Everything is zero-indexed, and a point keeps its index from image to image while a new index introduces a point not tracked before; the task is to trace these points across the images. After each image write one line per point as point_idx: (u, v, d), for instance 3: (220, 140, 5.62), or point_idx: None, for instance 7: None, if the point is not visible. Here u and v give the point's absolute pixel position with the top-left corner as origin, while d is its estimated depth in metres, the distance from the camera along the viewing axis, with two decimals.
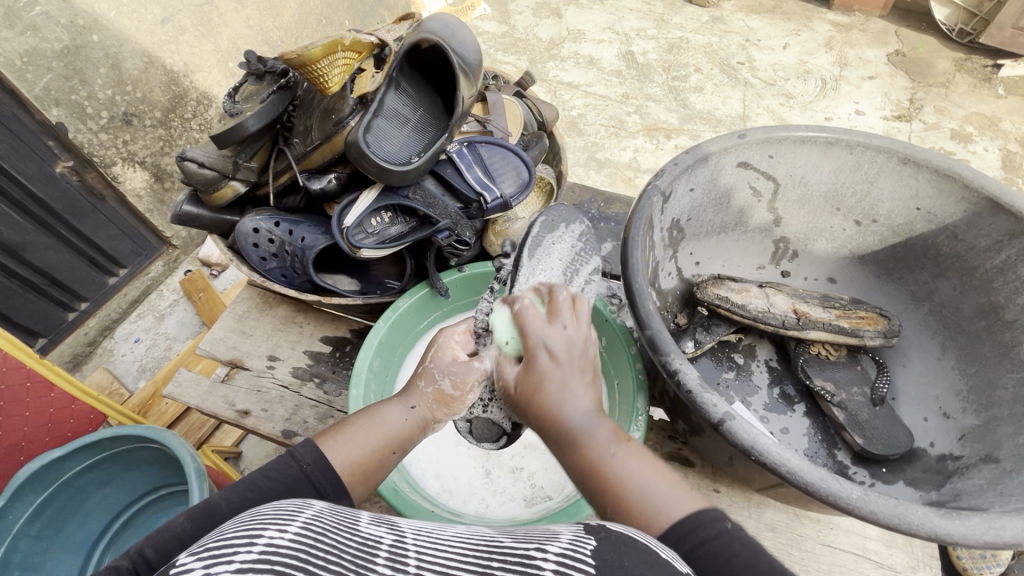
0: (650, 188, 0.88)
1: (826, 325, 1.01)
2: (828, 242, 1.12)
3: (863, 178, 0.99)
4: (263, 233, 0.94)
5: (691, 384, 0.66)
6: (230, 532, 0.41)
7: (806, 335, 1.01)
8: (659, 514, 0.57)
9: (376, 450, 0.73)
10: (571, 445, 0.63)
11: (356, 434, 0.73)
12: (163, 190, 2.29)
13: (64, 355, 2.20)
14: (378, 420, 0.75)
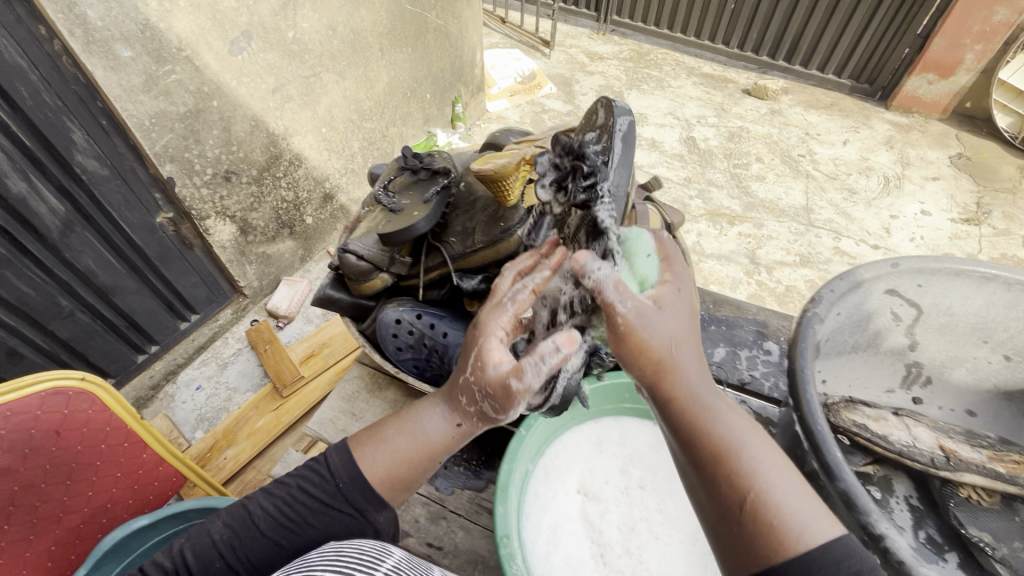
0: (809, 315, 0.88)
1: (980, 469, 0.94)
2: (968, 374, 1.08)
3: (1018, 316, 0.96)
4: (404, 324, 0.95)
5: (904, 555, 0.63)
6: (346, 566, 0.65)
7: (960, 477, 0.94)
8: (798, 534, 0.60)
9: (420, 461, 0.84)
10: (702, 432, 0.69)
11: (387, 448, 0.84)
12: (246, 242, 2.36)
13: (127, 397, 2.21)
14: (417, 432, 0.85)
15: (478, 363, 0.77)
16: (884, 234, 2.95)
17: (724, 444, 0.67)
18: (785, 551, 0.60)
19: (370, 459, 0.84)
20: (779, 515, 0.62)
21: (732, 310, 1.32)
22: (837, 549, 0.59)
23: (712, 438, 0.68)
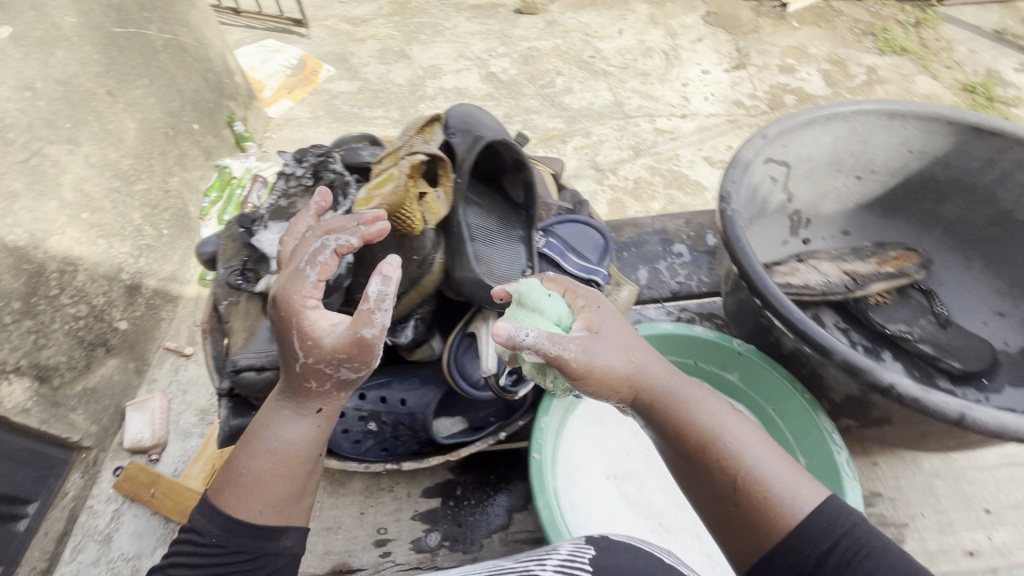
0: (728, 214, 0.88)
1: (878, 276, 1.08)
2: (835, 201, 1.20)
3: (858, 140, 1.09)
4: (351, 414, 0.79)
5: (915, 393, 0.66)
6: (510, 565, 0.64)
7: (869, 290, 1.07)
8: (790, 504, 0.57)
9: (297, 468, 0.64)
10: (690, 417, 0.64)
11: (258, 480, 0.62)
12: None
13: None
14: (270, 441, 0.63)
15: (308, 339, 0.61)
16: (685, 103, 3.26)
17: (660, 384, 0.68)
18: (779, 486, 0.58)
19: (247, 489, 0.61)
20: (771, 485, 0.58)
21: (634, 230, 1.32)
22: (827, 509, 0.56)
23: (692, 428, 0.64)
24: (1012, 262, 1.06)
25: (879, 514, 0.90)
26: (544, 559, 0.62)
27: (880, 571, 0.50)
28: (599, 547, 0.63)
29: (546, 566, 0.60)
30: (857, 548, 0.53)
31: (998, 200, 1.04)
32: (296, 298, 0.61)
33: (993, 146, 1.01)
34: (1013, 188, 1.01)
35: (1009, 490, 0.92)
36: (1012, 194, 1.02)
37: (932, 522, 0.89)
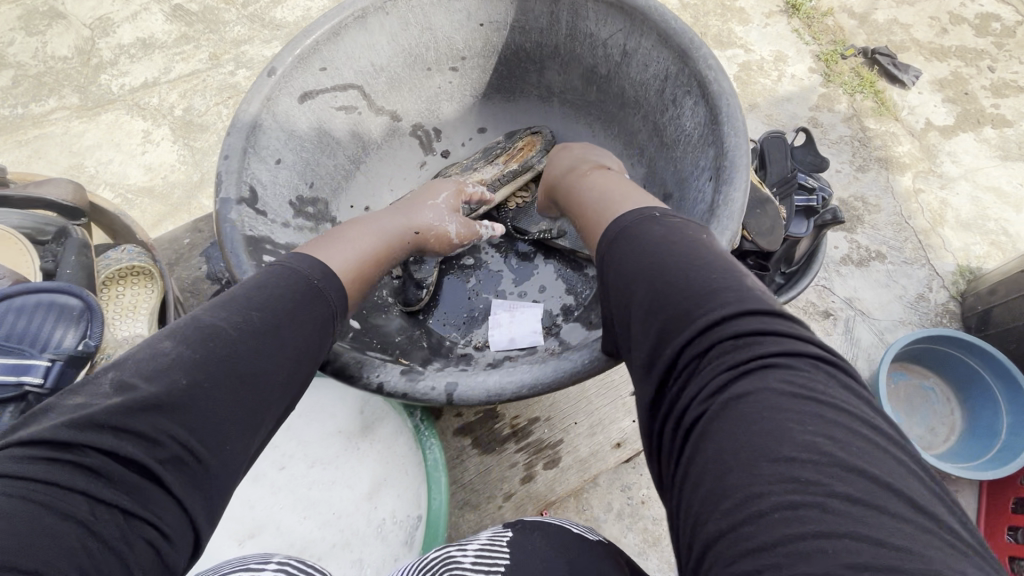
0: (223, 203, 0.69)
1: (502, 179, 0.99)
2: (451, 102, 1.03)
3: (419, 29, 0.90)
4: None
5: (399, 387, 0.56)
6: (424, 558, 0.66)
7: (496, 200, 0.99)
8: (797, 362, 0.38)
9: (362, 271, 0.69)
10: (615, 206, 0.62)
11: (354, 242, 0.71)
12: None
13: None
14: (364, 232, 0.74)
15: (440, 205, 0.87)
16: None
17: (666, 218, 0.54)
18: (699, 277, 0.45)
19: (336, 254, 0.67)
20: (766, 344, 0.39)
21: None
22: (841, 394, 0.37)
23: (679, 240, 0.50)
24: (616, 121, 0.94)
25: (534, 441, 0.86)
26: (465, 545, 0.65)
27: (879, 524, 0.30)
28: (514, 529, 0.66)
29: (465, 554, 0.63)
30: (860, 469, 0.33)
31: (582, 58, 0.90)
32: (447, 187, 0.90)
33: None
34: (585, 39, 0.87)
35: None
36: (587, 47, 0.88)
37: (585, 426, 0.88)
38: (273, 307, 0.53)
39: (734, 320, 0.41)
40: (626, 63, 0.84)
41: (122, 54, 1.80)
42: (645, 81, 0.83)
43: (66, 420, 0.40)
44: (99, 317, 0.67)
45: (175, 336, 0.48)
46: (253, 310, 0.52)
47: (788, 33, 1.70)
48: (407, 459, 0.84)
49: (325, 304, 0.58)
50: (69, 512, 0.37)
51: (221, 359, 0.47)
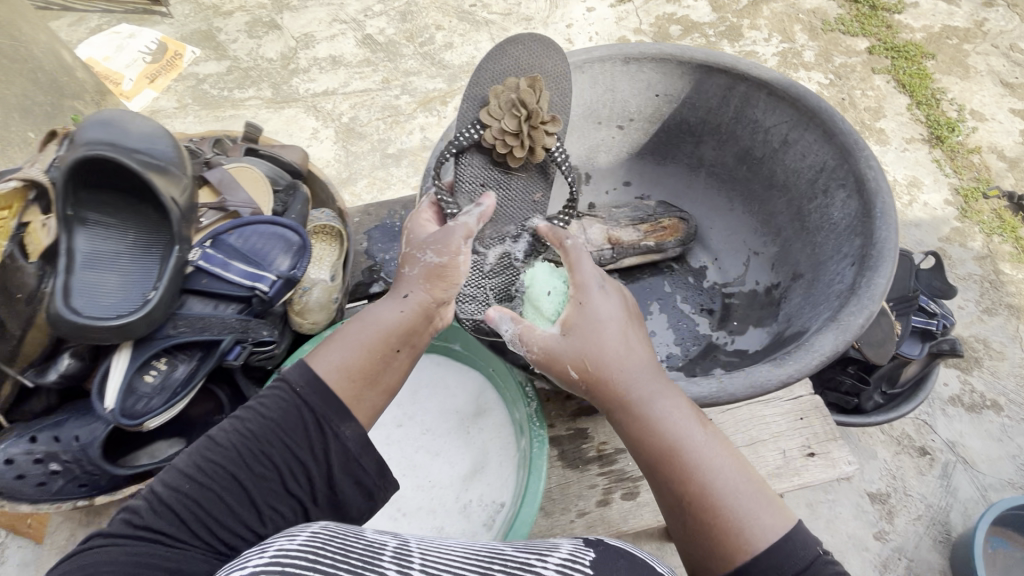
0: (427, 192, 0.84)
1: (636, 247, 1.08)
2: (607, 154, 1.17)
3: (604, 89, 1.04)
4: (22, 460, 0.74)
5: (545, 368, 0.65)
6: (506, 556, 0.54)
7: (622, 263, 1.09)
8: (748, 532, 0.51)
9: (376, 342, 0.65)
10: (646, 426, 0.58)
11: (349, 340, 0.65)
12: None
13: None
14: (367, 318, 0.67)
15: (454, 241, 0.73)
16: None
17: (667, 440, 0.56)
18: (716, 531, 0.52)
19: (332, 359, 0.63)
20: (721, 506, 0.53)
21: None
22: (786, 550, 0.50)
23: (658, 437, 0.57)
24: (759, 199, 1.03)
25: (617, 470, 0.92)
26: (547, 555, 0.53)
27: None
28: (599, 549, 0.55)
29: (548, 565, 0.51)
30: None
31: (740, 139, 1.01)
32: (433, 234, 0.75)
33: (724, 84, 0.97)
34: (748, 125, 0.98)
35: (744, 427, 0.94)
36: (748, 131, 0.99)
37: None
38: (204, 473, 0.55)
39: (747, 522, 0.51)
40: (784, 150, 0.94)
41: (314, 65, 2.09)
42: (799, 169, 0.92)
43: (129, 518, 0.51)
44: (308, 254, 0.81)
45: (194, 452, 0.56)
46: (247, 419, 0.59)
47: (926, 160, 1.78)
48: (506, 456, 0.88)
49: (309, 411, 0.60)
50: (151, 559, 0.49)
51: (213, 475, 0.55)
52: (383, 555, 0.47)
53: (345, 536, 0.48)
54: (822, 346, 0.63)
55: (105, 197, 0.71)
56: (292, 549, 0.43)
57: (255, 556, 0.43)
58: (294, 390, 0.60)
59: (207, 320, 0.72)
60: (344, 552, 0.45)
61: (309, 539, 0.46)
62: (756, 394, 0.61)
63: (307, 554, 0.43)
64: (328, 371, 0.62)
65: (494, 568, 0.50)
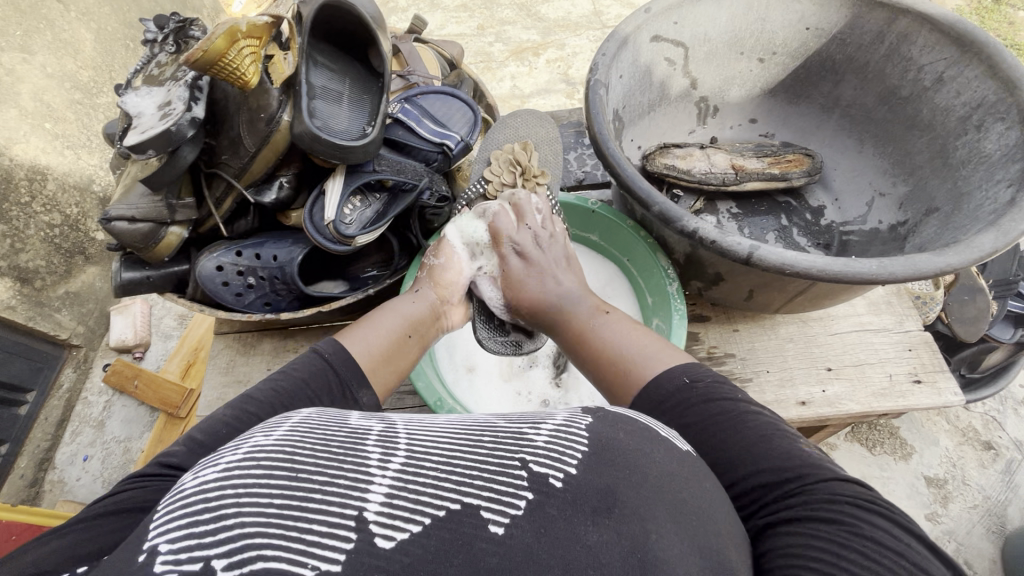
0: (594, 84, 0.90)
1: (759, 175, 1.12)
2: (740, 87, 1.20)
3: (755, 17, 1.08)
4: (230, 269, 0.85)
5: (712, 235, 0.72)
6: (502, 421, 0.49)
7: (744, 187, 1.13)
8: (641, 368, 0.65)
9: (398, 329, 0.75)
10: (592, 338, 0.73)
11: (377, 322, 0.74)
12: (37, 291, 1.64)
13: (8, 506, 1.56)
14: (390, 310, 0.78)
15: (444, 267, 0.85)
16: None
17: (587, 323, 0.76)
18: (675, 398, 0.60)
19: (360, 339, 0.71)
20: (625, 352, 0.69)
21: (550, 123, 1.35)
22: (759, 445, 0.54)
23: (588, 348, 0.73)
24: (896, 140, 1.05)
25: (726, 370, 0.98)
26: (540, 423, 0.48)
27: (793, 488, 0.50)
28: (596, 417, 0.50)
29: (539, 433, 0.47)
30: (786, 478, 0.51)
31: (888, 78, 1.03)
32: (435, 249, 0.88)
33: (882, 20, 1.00)
34: (899, 64, 1.00)
35: (850, 350, 0.99)
36: (897, 70, 1.01)
37: (774, 377, 0.97)
38: (300, 380, 0.62)
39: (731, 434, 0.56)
40: (936, 89, 0.96)
41: None
42: (951, 107, 0.94)
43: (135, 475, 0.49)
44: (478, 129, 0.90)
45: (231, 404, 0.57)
46: (282, 376, 0.61)
47: None
48: None
49: (333, 375, 0.64)
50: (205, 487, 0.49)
51: (296, 389, 0.61)
52: (368, 440, 0.44)
53: (324, 429, 0.45)
54: (982, 245, 0.68)
55: (326, 49, 0.81)
56: (271, 445, 0.42)
57: (231, 455, 0.41)
58: (330, 359, 0.66)
59: (406, 165, 0.82)
60: (323, 442, 0.43)
61: (287, 434, 0.44)
62: (914, 277, 0.66)
63: (287, 449, 0.41)
64: (354, 348, 0.69)
65: (483, 440, 0.46)
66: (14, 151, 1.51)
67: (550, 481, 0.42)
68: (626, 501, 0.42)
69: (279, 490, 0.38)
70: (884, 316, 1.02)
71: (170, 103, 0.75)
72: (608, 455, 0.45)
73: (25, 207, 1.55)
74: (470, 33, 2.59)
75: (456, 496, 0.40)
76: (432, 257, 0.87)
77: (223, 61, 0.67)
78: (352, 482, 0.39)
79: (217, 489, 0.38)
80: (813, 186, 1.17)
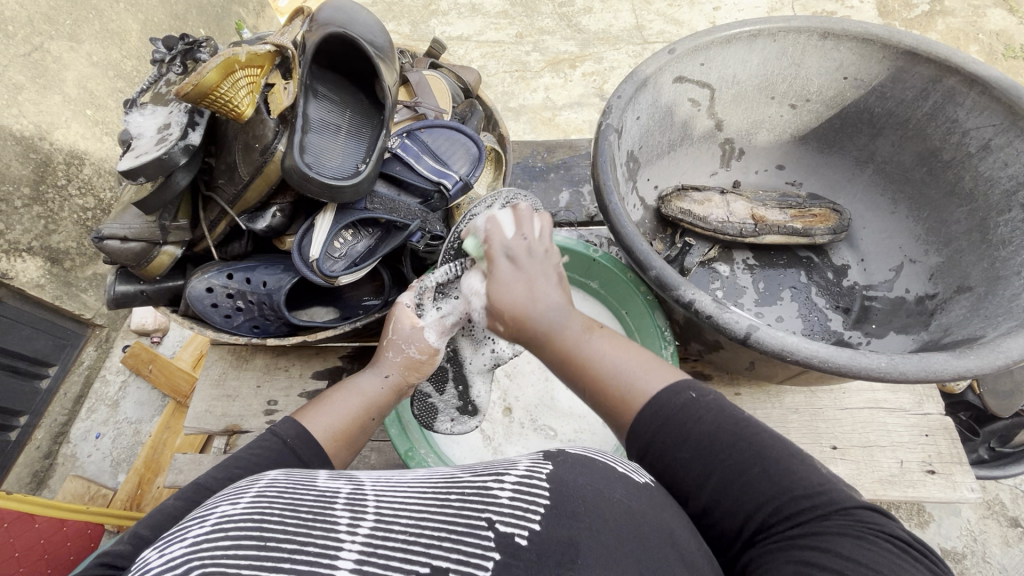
0: (604, 128, 0.86)
1: (781, 229, 1.05)
2: (769, 132, 1.14)
3: (789, 63, 1.01)
4: (219, 291, 0.85)
5: (709, 309, 0.67)
6: (470, 473, 0.47)
7: (763, 240, 1.06)
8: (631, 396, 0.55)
9: (356, 415, 0.68)
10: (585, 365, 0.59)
11: (339, 407, 0.67)
12: (65, 270, 1.56)
13: (23, 479, 1.54)
14: (354, 389, 0.71)
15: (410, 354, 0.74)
16: None
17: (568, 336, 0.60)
18: (680, 417, 0.52)
19: (322, 421, 0.65)
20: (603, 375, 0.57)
21: (567, 152, 1.30)
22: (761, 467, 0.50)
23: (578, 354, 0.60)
24: (932, 206, 0.98)
25: None
26: (504, 472, 0.45)
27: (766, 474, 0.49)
28: (556, 462, 0.47)
29: (504, 486, 0.44)
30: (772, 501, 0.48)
31: (928, 138, 0.96)
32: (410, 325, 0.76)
33: (928, 76, 0.93)
34: (943, 125, 0.93)
35: (859, 428, 0.92)
36: (941, 131, 0.94)
37: None
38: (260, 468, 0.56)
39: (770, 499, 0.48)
40: (981, 156, 0.89)
41: None
42: (995, 178, 0.87)
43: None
44: (482, 166, 0.86)
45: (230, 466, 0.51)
46: (237, 466, 0.54)
47: None
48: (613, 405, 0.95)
49: (295, 459, 0.59)
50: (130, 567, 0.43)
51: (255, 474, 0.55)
52: (337, 502, 0.41)
53: (296, 490, 0.42)
54: (1008, 350, 0.62)
55: (329, 79, 0.80)
56: (238, 514, 0.39)
57: (199, 527, 0.39)
58: (286, 438, 0.60)
59: (398, 204, 0.80)
60: (292, 506, 0.40)
61: (255, 500, 0.40)
62: (926, 380, 0.61)
63: (254, 516, 0.38)
64: (320, 431, 0.63)
65: (451, 498, 0.43)
66: (54, 136, 1.45)
67: (516, 541, 0.40)
68: (589, 555, 0.40)
69: (247, 564, 0.35)
70: (903, 395, 0.94)
71: (168, 127, 0.74)
72: (570, 505, 0.43)
73: (61, 190, 1.48)
74: (508, 41, 2.38)
75: (423, 559, 0.38)
76: (397, 333, 0.76)
77: (216, 94, 0.66)
78: (321, 550, 0.37)
79: (184, 568, 0.35)
80: (838, 244, 1.10)
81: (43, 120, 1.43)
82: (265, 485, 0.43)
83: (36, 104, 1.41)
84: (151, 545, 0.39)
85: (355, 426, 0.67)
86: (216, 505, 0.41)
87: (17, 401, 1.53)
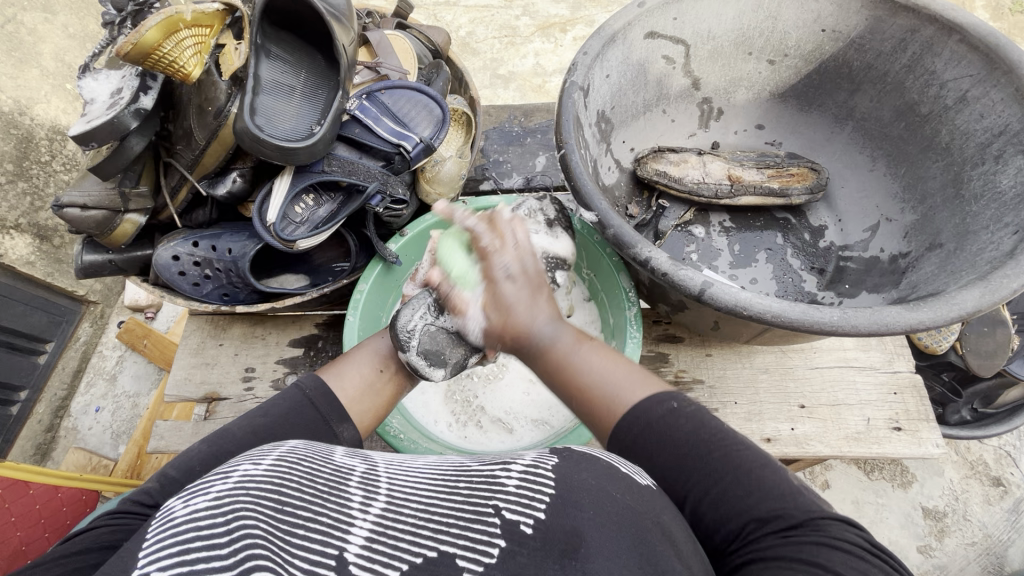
0: (568, 86, 0.84)
1: (757, 189, 1.04)
2: (748, 90, 1.11)
3: (766, 15, 0.98)
4: (185, 258, 0.85)
5: (664, 266, 0.67)
6: (479, 462, 0.49)
7: (738, 202, 1.05)
8: (615, 403, 0.57)
9: (369, 377, 0.69)
10: (569, 374, 0.59)
11: (357, 366, 0.69)
12: (56, 247, 1.57)
13: (25, 451, 1.58)
14: (368, 348, 0.72)
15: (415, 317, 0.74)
16: None
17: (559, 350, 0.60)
18: (663, 425, 0.54)
19: (342, 377, 0.67)
20: (597, 385, 0.58)
21: (545, 115, 1.28)
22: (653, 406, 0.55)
23: (570, 369, 0.59)
24: (909, 161, 0.96)
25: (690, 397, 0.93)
26: (511, 462, 0.47)
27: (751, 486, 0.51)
28: (562, 458, 0.47)
29: (510, 475, 0.45)
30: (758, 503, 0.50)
31: (907, 91, 0.94)
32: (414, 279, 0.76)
33: (906, 25, 0.90)
34: (920, 76, 0.91)
35: (828, 387, 0.92)
36: (918, 84, 0.91)
37: (741, 410, 0.92)
38: (280, 418, 0.59)
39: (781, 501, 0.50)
40: (958, 109, 0.87)
41: None
42: (970, 131, 0.85)
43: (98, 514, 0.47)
44: (447, 128, 0.85)
45: (212, 437, 0.55)
46: (262, 412, 0.59)
47: None
48: None
49: (314, 410, 0.62)
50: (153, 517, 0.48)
51: (277, 424, 0.59)
52: (351, 480, 0.43)
53: (315, 462, 0.45)
54: (963, 303, 0.61)
55: (284, 39, 0.78)
56: (260, 474, 0.41)
57: (221, 483, 0.40)
58: (306, 389, 0.63)
59: (354, 165, 0.79)
60: (310, 477, 0.42)
61: (276, 464, 0.42)
62: (876, 333, 0.60)
63: (275, 479, 0.40)
64: (339, 388, 0.66)
65: (460, 486, 0.45)
66: (34, 111, 1.44)
67: (521, 529, 0.41)
68: (594, 544, 0.41)
69: (267, 520, 0.37)
70: (873, 353, 0.95)
71: (119, 91, 0.73)
72: (574, 496, 0.43)
73: (44, 165, 1.47)
74: (496, 5, 2.31)
75: (430, 543, 0.40)
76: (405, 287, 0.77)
77: (158, 54, 0.65)
78: (333, 522, 0.39)
79: (209, 518, 0.36)
80: (816, 204, 1.08)
81: (22, 94, 1.42)
82: (292, 452, 0.45)
83: (12, 78, 1.40)
84: (177, 494, 0.41)
85: (371, 385, 0.68)
86: (245, 461, 0.43)
87: (15, 374, 1.56)
